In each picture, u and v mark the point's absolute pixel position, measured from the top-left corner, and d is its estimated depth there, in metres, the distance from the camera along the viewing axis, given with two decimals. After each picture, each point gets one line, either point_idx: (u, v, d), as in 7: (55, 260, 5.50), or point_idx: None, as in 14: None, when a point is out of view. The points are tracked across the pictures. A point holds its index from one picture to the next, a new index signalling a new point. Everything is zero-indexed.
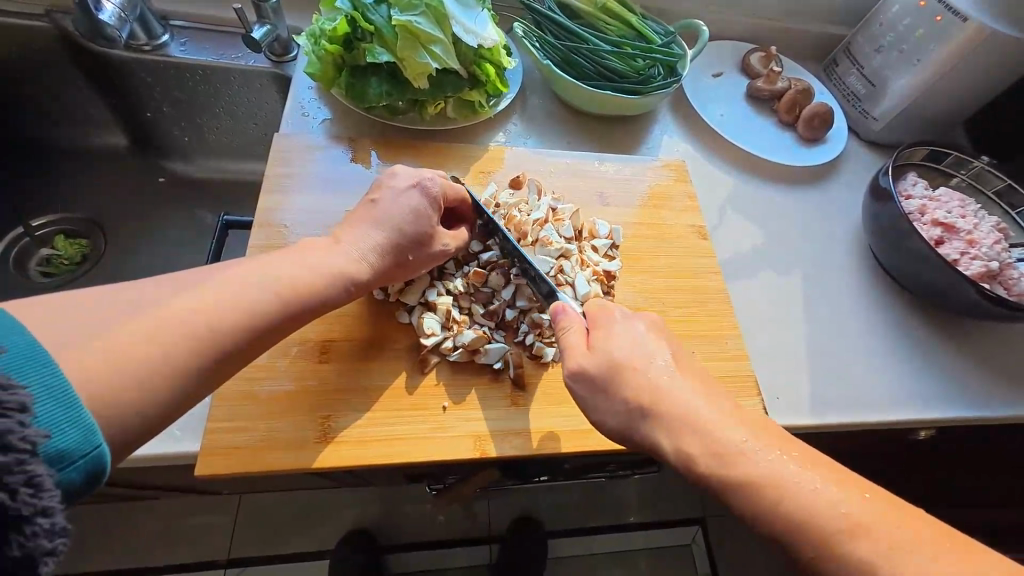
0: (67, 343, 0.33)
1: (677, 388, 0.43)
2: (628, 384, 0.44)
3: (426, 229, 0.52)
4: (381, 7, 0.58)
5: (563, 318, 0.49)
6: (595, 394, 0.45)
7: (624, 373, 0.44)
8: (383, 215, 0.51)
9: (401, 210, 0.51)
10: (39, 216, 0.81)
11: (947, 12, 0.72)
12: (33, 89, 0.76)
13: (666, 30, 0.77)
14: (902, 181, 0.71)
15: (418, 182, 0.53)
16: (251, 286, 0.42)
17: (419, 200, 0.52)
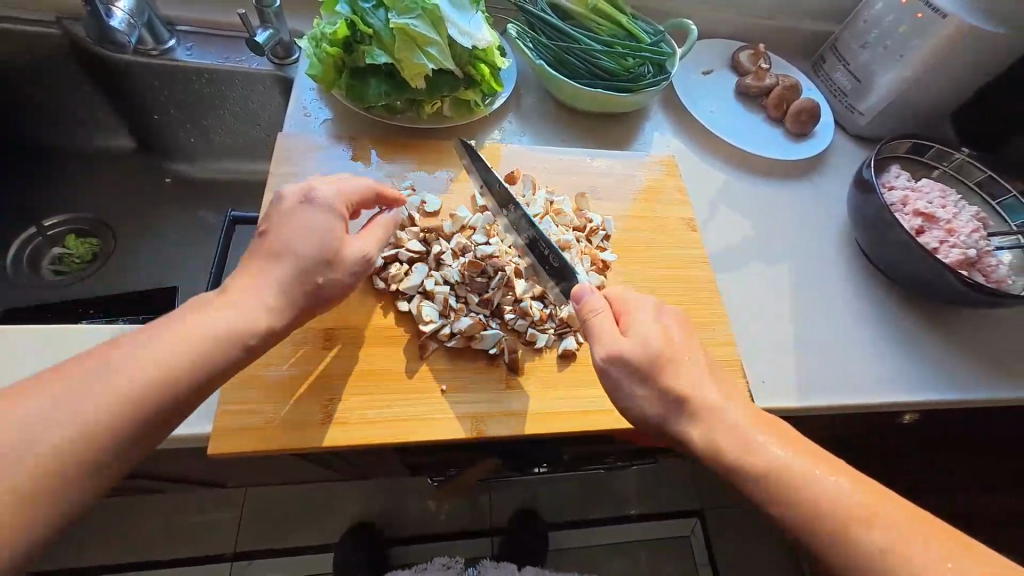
0: (69, 401, 0.36)
1: (695, 381, 0.46)
2: (664, 381, 0.45)
3: (334, 243, 0.48)
4: (379, 11, 0.60)
5: (586, 302, 0.49)
6: (632, 385, 0.46)
7: (664, 368, 0.46)
8: (290, 237, 0.47)
9: (306, 229, 0.48)
10: (50, 215, 0.84)
11: (927, 9, 0.74)
12: (44, 93, 0.79)
13: (656, 30, 0.79)
14: (886, 173, 0.74)
15: (307, 197, 0.49)
16: (179, 339, 0.41)
17: (322, 214, 0.48)
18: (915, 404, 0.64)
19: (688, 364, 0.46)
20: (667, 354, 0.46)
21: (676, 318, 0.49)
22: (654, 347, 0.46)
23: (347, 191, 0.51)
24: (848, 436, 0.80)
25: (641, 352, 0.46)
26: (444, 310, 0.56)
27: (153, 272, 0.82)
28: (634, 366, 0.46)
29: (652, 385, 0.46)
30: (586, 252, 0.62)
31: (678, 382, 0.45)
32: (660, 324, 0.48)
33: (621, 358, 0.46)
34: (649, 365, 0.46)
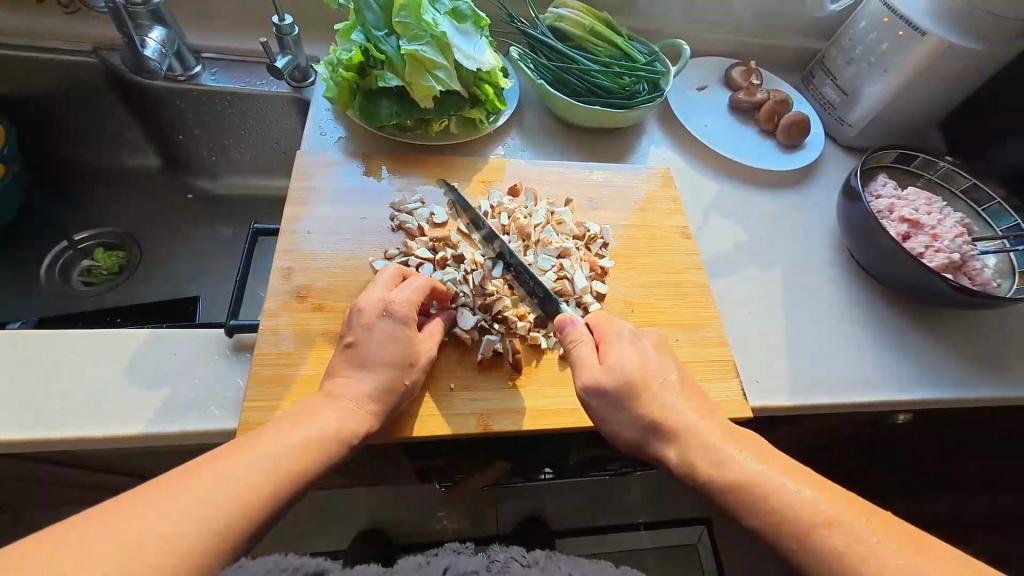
0: (198, 498, 0.36)
1: (673, 407, 0.50)
2: (637, 406, 0.50)
3: (409, 349, 0.53)
4: (390, 38, 0.65)
5: (571, 330, 0.54)
6: (611, 413, 0.50)
7: (638, 392, 0.51)
8: (374, 347, 0.51)
9: (384, 338, 0.52)
10: (82, 230, 0.89)
11: (907, 27, 0.78)
12: (78, 116, 0.85)
13: (650, 50, 0.84)
14: (873, 182, 0.77)
15: (384, 309, 0.53)
16: (285, 443, 0.43)
17: (396, 324, 0.53)
18: (905, 402, 0.66)
19: (663, 388, 0.51)
20: (641, 378, 0.51)
21: (652, 344, 0.55)
22: (629, 373, 0.51)
23: (414, 295, 0.55)
24: (845, 436, 0.82)
25: (619, 378, 0.51)
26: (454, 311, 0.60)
27: (179, 282, 0.87)
28: (612, 393, 0.50)
29: (629, 410, 0.50)
30: (585, 258, 0.66)
31: (655, 404, 0.50)
32: (638, 350, 0.53)
33: (600, 388, 0.51)
34: (626, 392, 0.50)
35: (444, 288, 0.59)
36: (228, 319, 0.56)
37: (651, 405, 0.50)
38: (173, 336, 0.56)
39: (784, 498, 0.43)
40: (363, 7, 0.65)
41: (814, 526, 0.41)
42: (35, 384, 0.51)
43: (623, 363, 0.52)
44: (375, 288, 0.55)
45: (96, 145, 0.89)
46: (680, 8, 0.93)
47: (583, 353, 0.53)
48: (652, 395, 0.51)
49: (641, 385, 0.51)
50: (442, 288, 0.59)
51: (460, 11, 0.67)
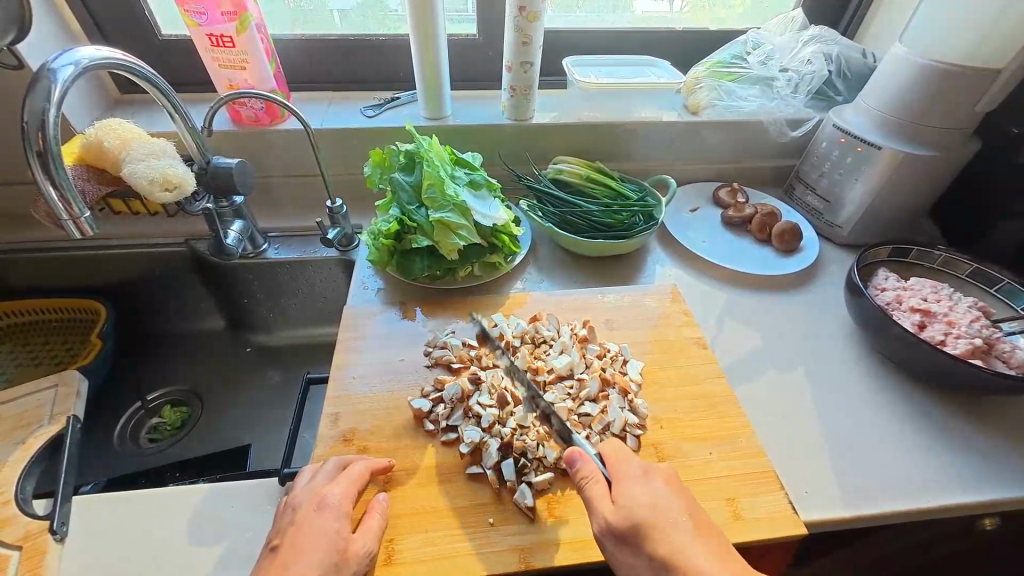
0: None
1: (689, 545, 0.49)
2: (651, 548, 0.49)
3: (340, 545, 0.51)
4: (421, 209, 0.79)
5: (581, 466, 0.55)
6: (622, 553, 0.50)
7: (649, 536, 0.50)
8: (306, 546, 0.50)
9: (319, 536, 0.51)
10: (153, 389, 0.98)
11: (864, 144, 0.89)
12: (169, 294, 1.02)
13: (641, 187, 0.97)
14: (875, 277, 0.81)
15: (317, 503, 0.53)
16: None
17: (331, 518, 0.52)
18: (978, 504, 0.62)
19: (675, 529, 0.50)
20: (652, 520, 0.51)
21: (663, 479, 0.55)
22: (640, 516, 0.51)
23: (349, 487, 0.55)
24: (927, 546, 0.74)
25: (630, 520, 0.51)
26: (483, 442, 0.61)
27: (234, 431, 0.93)
28: (622, 535, 0.51)
29: (639, 552, 0.50)
30: (615, 379, 0.69)
31: (667, 547, 0.49)
32: (649, 491, 0.53)
33: (613, 530, 0.51)
34: (635, 531, 0.50)
35: (381, 464, 0.58)
36: (283, 467, 0.60)
37: (661, 542, 0.50)
38: (233, 489, 0.60)
39: None
40: (399, 189, 0.80)
41: None
42: (104, 549, 0.55)
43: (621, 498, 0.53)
44: (308, 481, 0.56)
45: (178, 314, 1.05)
46: (662, 149, 1.09)
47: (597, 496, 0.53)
48: (677, 529, 0.50)
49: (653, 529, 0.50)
50: (379, 465, 0.58)
51: (476, 182, 0.82)
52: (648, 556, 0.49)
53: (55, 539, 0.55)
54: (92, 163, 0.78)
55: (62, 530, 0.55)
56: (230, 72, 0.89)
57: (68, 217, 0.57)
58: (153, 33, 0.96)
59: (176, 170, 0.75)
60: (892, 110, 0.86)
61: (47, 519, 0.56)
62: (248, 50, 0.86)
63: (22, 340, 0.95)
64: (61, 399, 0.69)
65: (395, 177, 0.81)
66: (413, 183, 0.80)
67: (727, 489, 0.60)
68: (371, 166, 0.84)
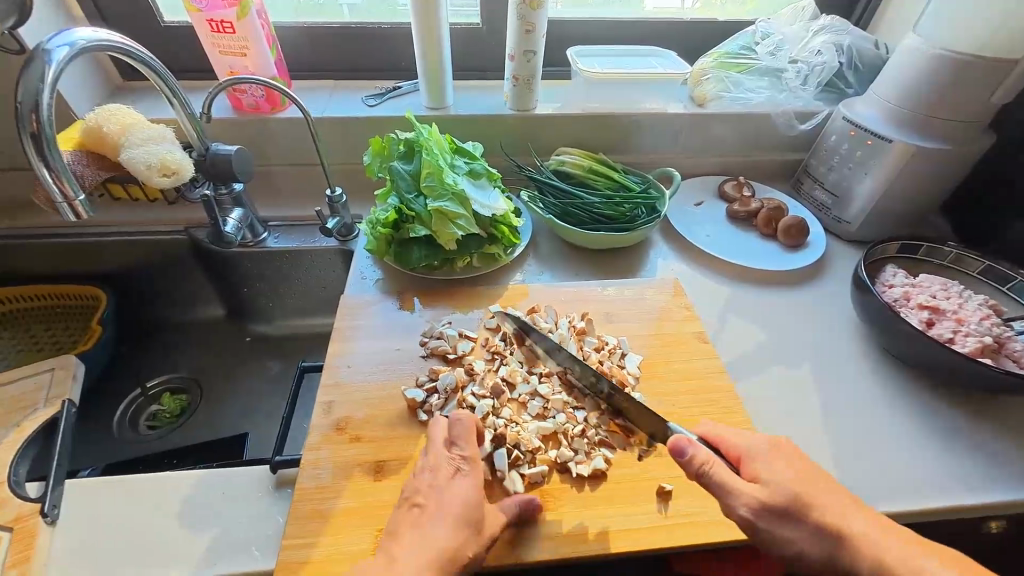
0: None
1: (855, 515, 0.49)
2: (815, 520, 0.48)
3: (478, 510, 0.51)
4: (420, 198, 0.78)
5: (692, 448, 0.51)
6: (781, 527, 0.48)
7: (808, 507, 0.49)
8: (446, 503, 0.51)
9: (454, 497, 0.51)
10: (153, 376, 0.98)
11: (875, 137, 0.87)
12: (170, 281, 1.02)
13: (644, 179, 0.96)
14: (882, 273, 0.79)
15: (457, 468, 0.54)
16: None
17: (469, 484, 0.53)
18: (984, 506, 0.60)
19: (828, 495, 0.49)
20: (806, 491, 0.49)
21: (795, 453, 0.53)
22: (788, 489, 0.49)
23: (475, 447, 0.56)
24: None
25: (779, 495, 0.49)
26: (470, 431, 0.61)
27: (234, 420, 0.93)
28: (778, 509, 0.49)
29: (804, 524, 0.48)
30: (612, 372, 0.68)
31: (830, 516, 0.48)
32: (767, 464, 0.51)
33: (766, 505, 0.49)
34: (791, 506, 0.49)
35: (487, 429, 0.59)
36: (274, 455, 0.60)
37: (848, 515, 0.48)
38: (224, 476, 0.59)
39: None
40: (397, 177, 0.79)
41: None
42: (94, 534, 0.54)
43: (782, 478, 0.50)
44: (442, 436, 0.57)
45: (179, 302, 1.05)
46: (667, 141, 1.07)
47: (734, 482, 0.50)
48: (834, 500, 0.50)
49: (813, 499, 0.49)
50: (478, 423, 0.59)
51: (476, 171, 0.81)
52: (818, 525, 0.48)
53: (46, 522, 0.54)
54: (92, 149, 0.78)
55: (53, 513, 0.55)
56: (230, 59, 0.89)
57: (62, 197, 0.57)
58: (155, 19, 0.96)
59: (175, 156, 0.75)
60: (903, 102, 0.84)
61: (38, 502, 0.56)
62: (249, 37, 0.85)
63: (25, 326, 0.96)
64: (57, 382, 0.69)
65: (394, 165, 0.80)
66: (412, 171, 0.79)
67: None
68: (371, 154, 0.83)
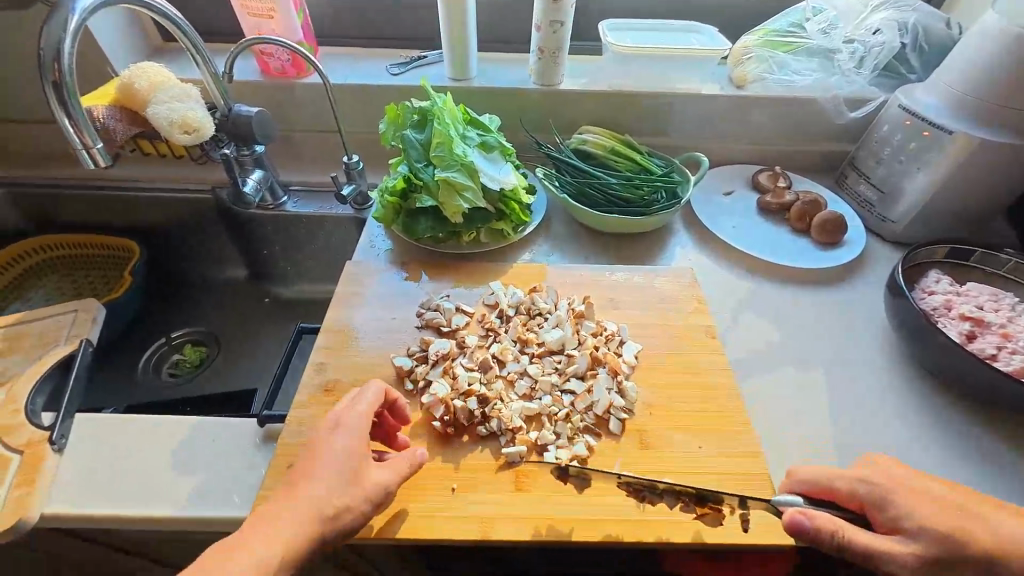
0: None
1: (1007, 523, 0.47)
2: (968, 546, 0.45)
3: (355, 467, 0.49)
4: (428, 168, 0.77)
5: (814, 522, 0.47)
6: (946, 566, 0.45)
7: (955, 531, 0.46)
8: (320, 464, 0.49)
9: (333, 455, 0.49)
10: (178, 327, 1.04)
11: (932, 128, 0.78)
12: (197, 239, 1.07)
13: (668, 163, 0.91)
14: (924, 278, 0.72)
15: (335, 425, 0.52)
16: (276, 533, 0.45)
17: (349, 441, 0.51)
18: None
19: (958, 507, 0.48)
20: (947, 517, 0.47)
21: (886, 470, 0.51)
22: (928, 525, 0.46)
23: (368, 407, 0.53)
24: None
25: (918, 532, 0.46)
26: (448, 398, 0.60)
27: (246, 375, 0.97)
28: (929, 554, 0.45)
29: (960, 557, 0.45)
30: (606, 359, 0.65)
31: (978, 530, 0.46)
32: (888, 495, 0.49)
33: (913, 550, 0.46)
34: (941, 540, 0.46)
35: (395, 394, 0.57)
36: (263, 410, 0.62)
37: (981, 532, 0.46)
38: (216, 424, 0.62)
39: None
40: (408, 146, 0.78)
41: None
42: (95, 465, 0.58)
43: (919, 518, 0.47)
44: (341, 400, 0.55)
45: (204, 259, 1.09)
46: (700, 124, 1.01)
47: (869, 536, 0.46)
48: (975, 516, 0.47)
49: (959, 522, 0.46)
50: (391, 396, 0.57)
51: (488, 144, 0.79)
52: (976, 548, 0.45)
53: (54, 449, 0.59)
54: (125, 105, 0.80)
55: (61, 442, 0.60)
56: (258, 21, 0.90)
57: (81, 145, 0.59)
58: None
59: (196, 114, 0.77)
60: (969, 88, 0.75)
61: (48, 431, 0.60)
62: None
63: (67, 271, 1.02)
64: (78, 323, 0.73)
65: (405, 133, 0.79)
66: (423, 141, 0.78)
67: (715, 488, 0.55)
68: (386, 122, 0.82)
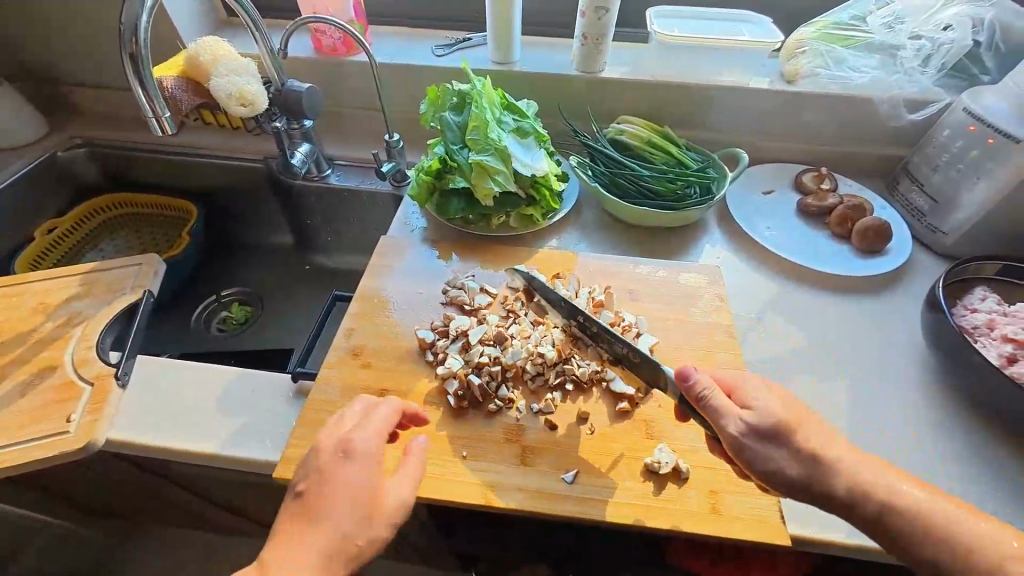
0: None
1: (863, 464, 0.48)
2: (800, 443, 0.49)
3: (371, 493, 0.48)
4: (464, 150, 0.79)
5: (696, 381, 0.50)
6: (775, 452, 0.48)
7: (798, 432, 0.49)
8: (328, 495, 0.46)
9: (342, 485, 0.47)
10: (228, 287, 1.12)
11: (998, 135, 0.73)
12: (248, 205, 1.14)
13: (706, 158, 0.89)
14: (968, 295, 0.69)
15: (343, 451, 0.49)
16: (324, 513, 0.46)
17: (363, 464, 0.48)
18: None
19: (816, 424, 0.50)
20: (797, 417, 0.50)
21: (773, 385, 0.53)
22: (780, 415, 0.49)
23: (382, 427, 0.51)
24: None
25: (772, 419, 0.49)
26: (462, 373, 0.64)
27: (285, 336, 1.04)
28: (770, 434, 0.49)
29: (791, 450, 0.48)
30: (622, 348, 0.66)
31: (820, 445, 0.49)
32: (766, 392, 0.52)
33: (757, 426, 0.49)
34: (781, 430, 0.49)
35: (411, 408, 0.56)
36: (297, 366, 0.67)
37: (827, 448, 0.49)
38: (255, 376, 0.68)
39: (954, 529, 0.45)
40: (446, 127, 0.81)
41: (966, 542, 0.44)
42: (152, 400, 0.65)
43: (777, 415, 0.50)
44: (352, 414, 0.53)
45: (253, 224, 1.17)
46: (745, 119, 0.97)
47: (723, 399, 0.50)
48: (828, 440, 0.49)
49: (808, 425, 0.49)
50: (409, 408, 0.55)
51: (524, 129, 0.81)
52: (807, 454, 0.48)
53: (117, 384, 0.66)
54: (190, 76, 0.86)
55: (123, 378, 0.67)
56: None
57: (152, 114, 0.64)
58: None
59: (251, 88, 0.83)
60: None
61: (114, 368, 0.68)
62: None
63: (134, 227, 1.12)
64: (142, 275, 0.81)
65: (445, 115, 0.81)
66: (460, 123, 0.80)
67: (713, 482, 0.56)
68: (427, 103, 0.85)
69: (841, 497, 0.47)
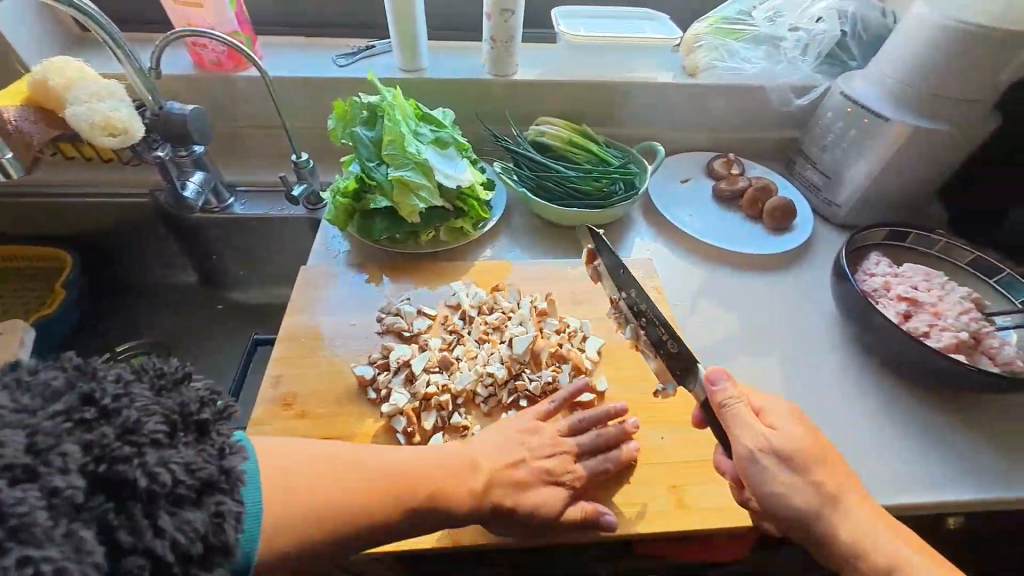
0: None
1: (860, 508, 0.48)
2: (813, 476, 0.49)
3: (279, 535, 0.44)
4: (381, 167, 0.74)
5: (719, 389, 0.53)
6: (782, 476, 0.49)
7: (809, 467, 0.49)
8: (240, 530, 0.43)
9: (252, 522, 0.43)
10: (123, 342, 0.97)
11: (871, 115, 0.81)
12: (136, 246, 1.00)
13: (626, 154, 0.91)
14: (866, 261, 0.76)
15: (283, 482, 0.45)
16: None
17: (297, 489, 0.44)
18: (942, 504, 0.59)
19: (826, 463, 0.50)
20: (810, 449, 0.50)
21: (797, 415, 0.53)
22: (797, 446, 0.50)
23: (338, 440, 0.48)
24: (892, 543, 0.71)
25: (788, 448, 0.50)
26: (409, 408, 0.60)
27: None
28: (785, 459, 0.50)
29: (801, 477, 0.49)
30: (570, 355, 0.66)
31: (828, 481, 0.49)
32: (788, 425, 0.52)
33: (770, 449, 0.50)
34: (798, 459, 0.50)
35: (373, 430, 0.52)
36: None
37: (828, 480, 0.49)
38: None
39: None
40: (359, 144, 0.75)
41: None
42: None
43: (789, 442, 0.50)
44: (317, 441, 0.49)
45: (145, 267, 1.02)
46: (656, 113, 1.01)
47: (740, 420, 0.52)
48: (828, 475, 0.50)
49: (817, 457, 0.50)
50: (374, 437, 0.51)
51: (443, 140, 0.78)
52: (810, 486, 0.49)
53: None
54: (39, 104, 0.73)
55: None
56: (187, 11, 0.84)
57: None
58: None
59: (120, 114, 0.72)
60: (903, 77, 0.79)
61: None
62: None
63: None
64: None
65: (356, 131, 0.76)
66: (375, 138, 0.75)
67: (672, 476, 0.58)
68: (334, 118, 0.78)
69: (822, 531, 0.48)
